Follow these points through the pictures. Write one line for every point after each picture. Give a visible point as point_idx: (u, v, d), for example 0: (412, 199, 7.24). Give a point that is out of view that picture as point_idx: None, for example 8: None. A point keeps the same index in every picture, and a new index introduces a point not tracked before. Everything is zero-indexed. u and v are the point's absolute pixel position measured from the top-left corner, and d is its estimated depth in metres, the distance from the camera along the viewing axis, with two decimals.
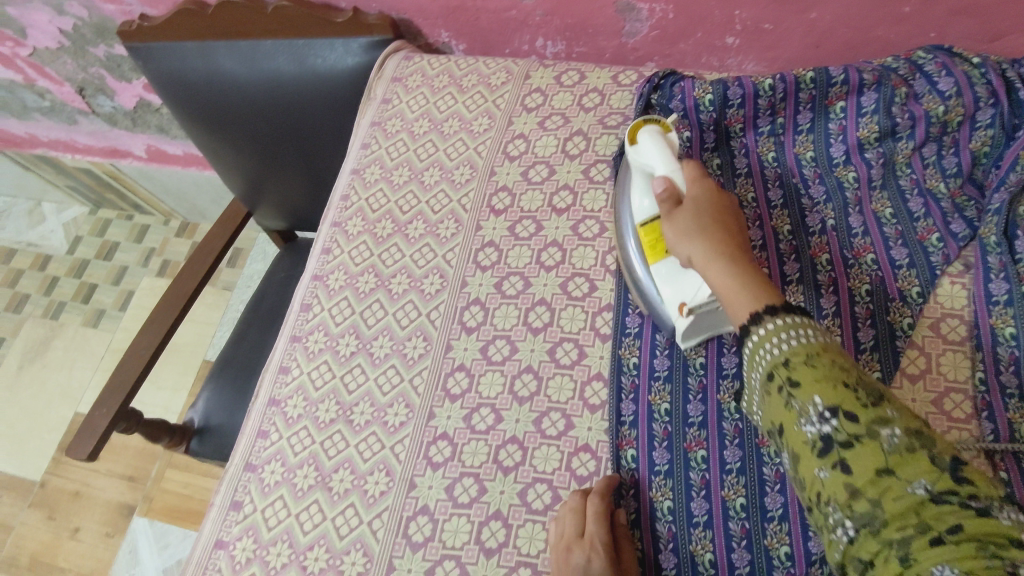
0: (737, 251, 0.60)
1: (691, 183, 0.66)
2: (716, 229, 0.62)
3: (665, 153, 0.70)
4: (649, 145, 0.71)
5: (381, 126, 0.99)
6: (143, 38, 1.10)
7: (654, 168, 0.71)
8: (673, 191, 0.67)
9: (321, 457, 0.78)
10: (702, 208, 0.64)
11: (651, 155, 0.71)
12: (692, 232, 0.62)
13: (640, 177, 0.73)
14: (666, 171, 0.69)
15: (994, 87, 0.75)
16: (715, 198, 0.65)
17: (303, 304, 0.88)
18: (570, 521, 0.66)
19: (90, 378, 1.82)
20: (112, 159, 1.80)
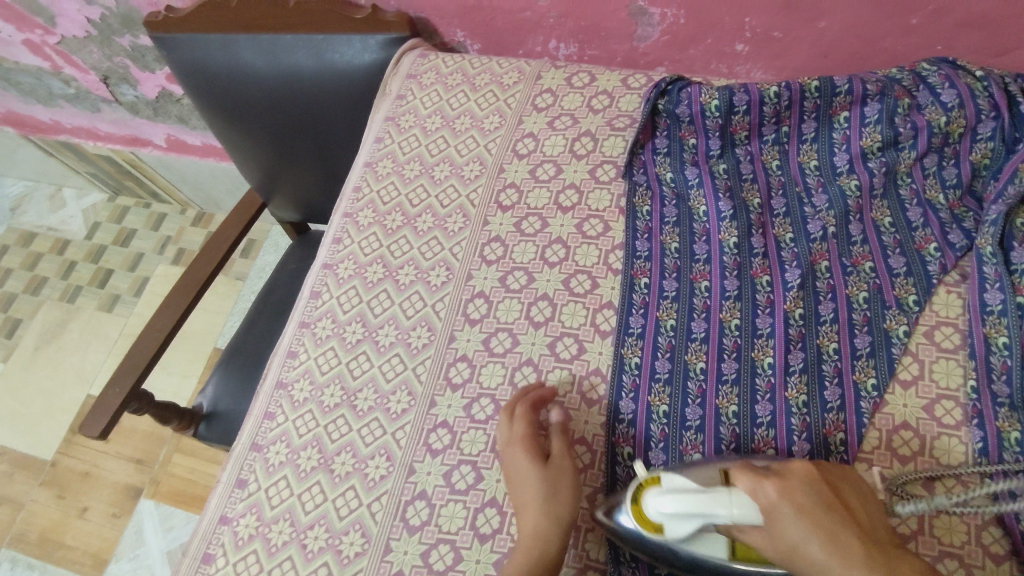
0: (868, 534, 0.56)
1: (783, 518, 0.55)
2: (855, 542, 0.55)
3: (716, 487, 0.57)
4: (670, 497, 0.58)
5: (395, 121, 1.01)
6: (168, 29, 1.13)
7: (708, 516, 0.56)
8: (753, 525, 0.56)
9: (324, 440, 0.80)
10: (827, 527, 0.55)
11: (691, 518, 0.57)
12: (848, 559, 0.53)
13: (676, 539, 0.59)
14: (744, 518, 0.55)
15: (996, 100, 0.77)
16: (822, 495, 0.57)
17: (312, 291, 0.91)
18: (501, 434, 0.73)
19: (104, 362, 1.86)
20: (133, 148, 1.84)
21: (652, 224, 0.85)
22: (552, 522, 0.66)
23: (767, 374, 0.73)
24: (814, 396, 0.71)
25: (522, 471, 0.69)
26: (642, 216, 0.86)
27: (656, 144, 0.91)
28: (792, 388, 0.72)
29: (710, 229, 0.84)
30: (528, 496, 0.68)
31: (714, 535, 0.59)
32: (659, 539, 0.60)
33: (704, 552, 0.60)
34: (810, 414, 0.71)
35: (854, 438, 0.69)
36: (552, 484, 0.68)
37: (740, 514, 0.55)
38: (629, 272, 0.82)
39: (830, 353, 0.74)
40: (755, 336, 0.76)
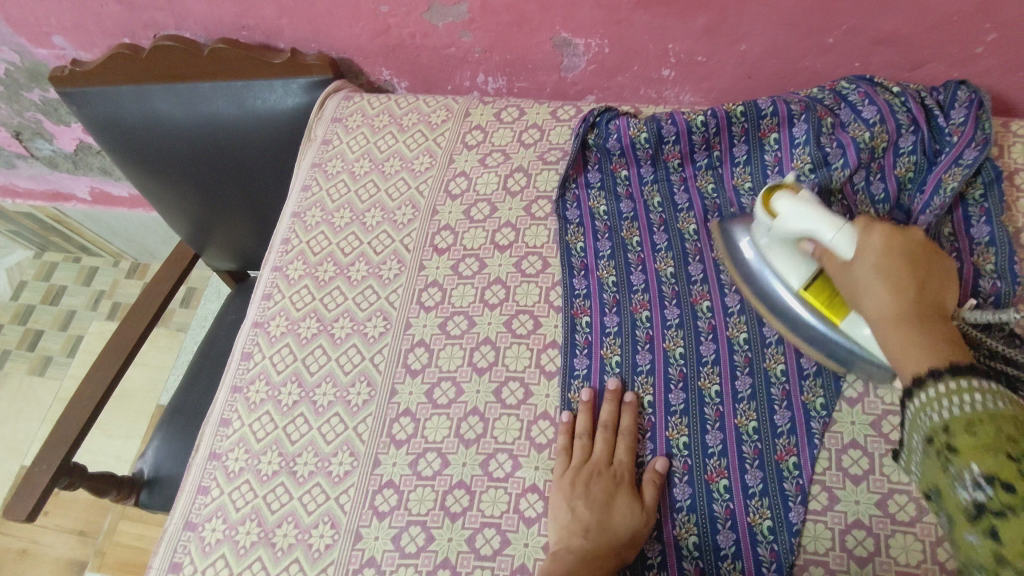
0: (919, 302, 0.59)
1: (863, 235, 0.62)
2: (906, 278, 0.59)
3: (824, 213, 0.64)
4: (798, 205, 0.66)
5: (322, 168, 0.98)
6: (76, 83, 1.07)
7: (815, 232, 0.65)
8: (841, 254, 0.63)
9: (264, 511, 0.75)
10: (896, 241, 0.61)
11: (801, 216, 0.65)
12: (879, 249, 0.61)
13: (782, 247, 0.71)
14: (838, 232, 0.63)
15: (914, 114, 0.80)
16: (897, 244, 0.61)
17: (244, 352, 0.87)
18: (599, 452, 0.72)
19: (37, 429, 1.75)
20: (55, 203, 1.76)
21: (587, 261, 0.84)
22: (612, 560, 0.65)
23: (715, 402, 0.73)
24: (764, 422, 0.71)
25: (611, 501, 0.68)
26: (576, 253, 0.85)
27: (589, 178, 0.90)
28: (741, 415, 0.72)
29: (645, 259, 0.83)
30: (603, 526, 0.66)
31: (809, 256, 0.69)
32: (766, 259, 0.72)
33: (796, 270, 0.70)
34: (761, 439, 0.70)
35: (808, 462, 0.69)
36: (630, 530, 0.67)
37: (835, 234, 0.63)
38: (569, 312, 0.81)
39: (778, 375, 0.73)
40: (701, 364, 0.75)
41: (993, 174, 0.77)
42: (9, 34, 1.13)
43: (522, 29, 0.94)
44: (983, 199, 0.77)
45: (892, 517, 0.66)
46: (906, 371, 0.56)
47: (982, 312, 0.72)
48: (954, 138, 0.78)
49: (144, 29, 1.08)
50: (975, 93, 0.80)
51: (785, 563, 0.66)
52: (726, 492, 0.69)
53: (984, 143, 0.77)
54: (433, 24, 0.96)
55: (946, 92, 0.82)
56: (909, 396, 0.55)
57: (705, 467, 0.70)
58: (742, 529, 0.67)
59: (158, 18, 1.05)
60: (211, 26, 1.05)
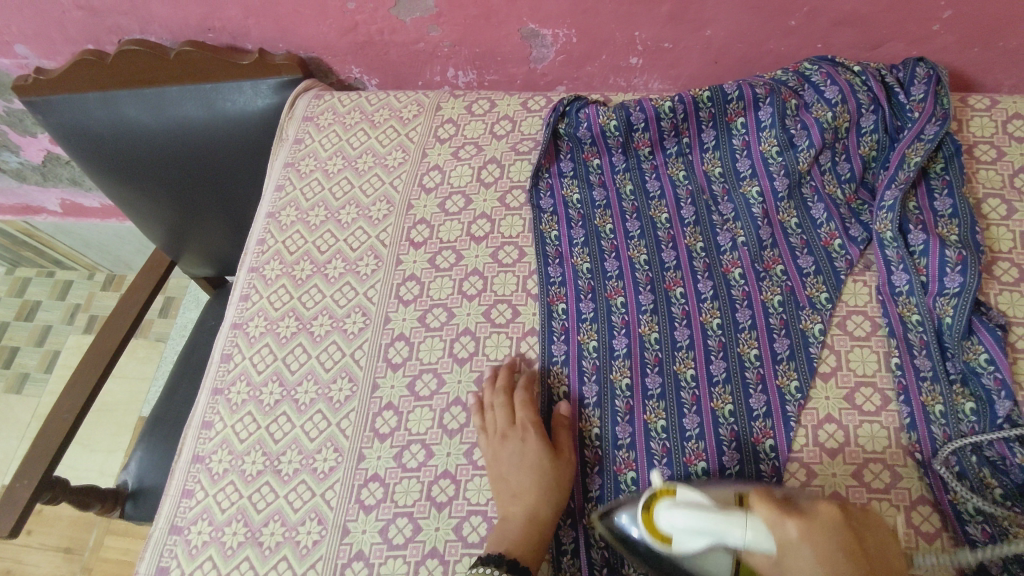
0: (874, 566, 0.47)
1: (786, 544, 0.47)
2: (852, 569, 0.46)
3: (720, 516, 0.50)
4: (685, 517, 0.52)
5: (295, 167, 0.98)
6: (40, 92, 1.06)
7: (721, 539, 0.50)
8: (765, 559, 0.49)
9: (250, 512, 0.75)
10: (817, 525, 0.47)
11: (696, 528, 0.51)
12: (835, 564, 0.46)
13: (685, 552, 0.53)
14: (749, 545, 0.49)
15: (875, 93, 0.81)
16: (842, 536, 0.47)
17: (223, 354, 0.86)
18: (500, 415, 0.73)
19: (16, 448, 1.73)
20: (25, 216, 1.73)
21: (562, 249, 0.85)
22: (549, 509, 0.68)
23: (691, 386, 0.74)
24: (740, 406, 0.73)
25: (528, 456, 0.70)
26: (551, 241, 0.86)
27: (561, 167, 0.91)
28: (716, 398, 0.73)
29: (618, 246, 0.84)
30: (529, 481, 0.69)
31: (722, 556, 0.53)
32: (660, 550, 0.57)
33: (712, 566, 0.54)
34: (737, 422, 0.72)
35: (784, 443, 0.70)
36: (554, 476, 0.70)
37: (748, 544, 0.49)
38: (546, 299, 0.81)
39: (752, 360, 0.75)
40: (676, 349, 0.76)
41: (953, 148, 0.79)
42: None
43: (490, 22, 0.95)
44: (945, 172, 0.79)
45: (867, 485, 0.68)
46: None
47: (948, 282, 0.73)
48: (916, 114, 0.80)
49: (109, 34, 1.07)
50: (934, 69, 0.81)
51: None
52: (704, 474, 0.70)
53: (944, 118, 0.79)
54: (400, 19, 0.96)
55: (906, 70, 0.83)
56: None
57: (683, 450, 0.71)
58: None
59: (122, 23, 1.04)
60: (177, 29, 1.04)
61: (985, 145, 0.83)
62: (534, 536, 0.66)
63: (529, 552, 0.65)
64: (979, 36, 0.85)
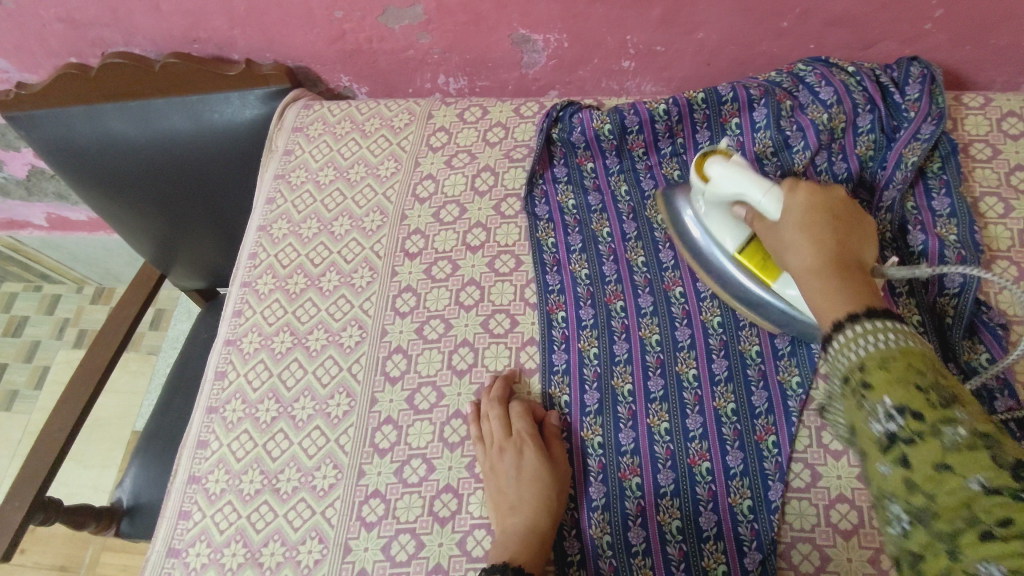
0: (835, 253, 0.59)
1: (786, 195, 0.64)
2: (819, 235, 0.60)
3: (751, 176, 0.66)
4: (730, 170, 0.67)
5: (285, 179, 0.97)
6: (23, 106, 1.04)
7: (744, 195, 0.66)
8: (771, 219, 0.65)
9: (249, 532, 0.74)
10: (817, 208, 0.62)
11: (736, 183, 0.67)
12: (805, 228, 0.61)
13: (719, 215, 0.72)
14: (767, 194, 0.64)
15: (870, 94, 0.81)
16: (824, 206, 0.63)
17: (218, 371, 0.85)
18: (496, 425, 0.73)
19: (8, 466, 1.70)
20: (11, 231, 1.70)
21: (559, 256, 0.84)
22: (547, 522, 0.68)
23: (693, 386, 0.74)
24: (743, 402, 0.72)
25: (525, 468, 0.70)
26: (548, 249, 0.85)
27: (556, 172, 0.90)
28: (719, 397, 0.73)
29: (615, 250, 0.84)
30: (528, 494, 0.69)
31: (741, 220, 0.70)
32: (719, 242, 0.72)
33: (726, 231, 0.71)
34: (740, 421, 0.71)
35: (786, 441, 0.69)
36: (553, 486, 0.70)
37: (765, 196, 0.65)
38: (544, 308, 0.81)
39: (755, 356, 0.74)
40: (677, 349, 0.76)
41: (949, 148, 0.80)
42: None
43: (480, 28, 0.94)
44: (942, 171, 0.79)
45: None
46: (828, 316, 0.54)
47: (948, 282, 0.73)
48: (911, 114, 0.80)
49: (91, 47, 1.05)
50: (928, 68, 0.82)
51: (766, 542, 0.66)
52: (708, 474, 0.70)
53: (940, 117, 0.79)
54: (389, 27, 0.95)
55: (900, 69, 0.84)
56: (829, 338, 0.52)
57: (687, 451, 0.71)
58: (724, 509, 0.68)
59: (105, 35, 1.02)
60: (161, 40, 1.02)
61: (981, 143, 0.83)
62: (535, 545, 0.66)
63: (532, 562, 0.64)
64: (971, 34, 0.85)
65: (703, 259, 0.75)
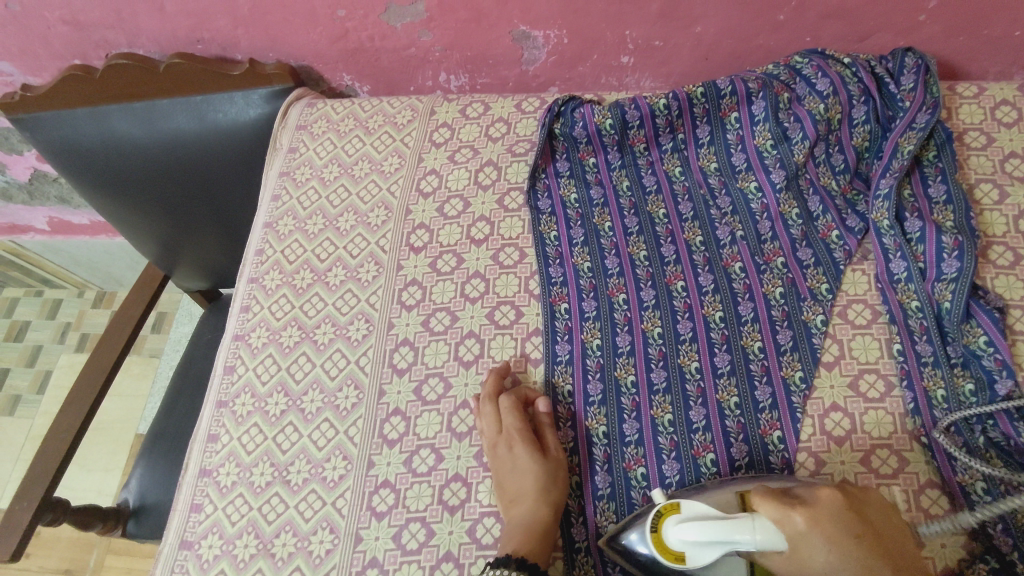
0: (873, 553, 0.52)
1: (785, 527, 0.53)
2: (859, 552, 0.52)
3: (726, 525, 0.56)
4: (698, 534, 0.56)
5: (290, 176, 0.98)
6: (28, 109, 1.05)
7: (734, 541, 0.55)
8: (777, 551, 0.54)
9: (260, 523, 0.75)
10: (822, 515, 0.53)
11: (706, 550, 0.57)
12: (843, 542, 0.52)
13: (698, 563, 0.58)
14: (758, 543, 0.54)
15: (866, 85, 0.82)
16: (834, 513, 0.53)
17: (226, 366, 0.86)
18: (488, 424, 0.74)
19: (11, 471, 1.70)
20: (12, 235, 1.71)
21: (562, 249, 0.85)
22: (550, 505, 0.69)
23: (696, 379, 0.74)
24: (746, 397, 0.73)
25: (519, 460, 0.71)
26: (551, 242, 0.86)
27: (558, 167, 0.92)
28: (722, 390, 0.73)
29: (617, 243, 0.85)
30: (525, 483, 0.69)
31: (736, 561, 0.59)
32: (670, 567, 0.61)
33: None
34: (744, 415, 0.72)
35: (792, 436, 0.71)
36: (547, 474, 0.70)
37: (757, 538, 0.54)
38: (548, 299, 0.82)
39: (756, 352, 0.75)
40: (679, 342, 0.77)
41: (943, 136, 0.81)
42: None
43: (481, 25, 0.95)
44: (938, 159, 0.80)
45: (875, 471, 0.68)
46: None
47: (946, 267, 0.74)
48: (907, 104, 0.81)
49: (96, 49, 1.06)
50: (922, 59, 0.83)
51: None
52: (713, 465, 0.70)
53: (934, 107, 0.80)
54: (390, 25, 0.96)
55: (895, 61, 0.85)
56: None
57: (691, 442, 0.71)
58: None
59: (109, 37, 1.03)
60: (165, 41, 1.03)
61: (975, 132, 0.85)
62: (537, 533, 0.66)
63: (535, 550, 0.64)
64: (964, 25, 0.86)
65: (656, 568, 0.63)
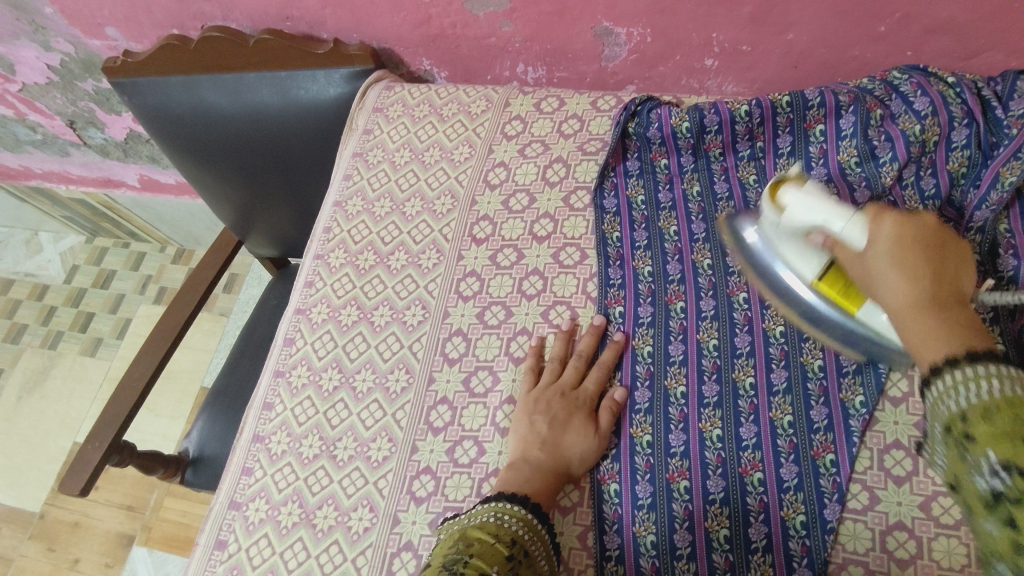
0: (937, 288, 0.52)
1: (874, 228, 0.58)
2: (918, 262, 0.54)
3: (831, 204, 0.63)
4: (804, 197, 0.65)
5: (363, 157, 1.00)
6: (127, 74, 1.11)
7: (824, 222, 0.63)
8: (855, 245, 0.60)
9: (305, 493, 0.77)
10: (909, 232, 0.56)
11: (812, 208, 0.64)
12: (890, 265, 0.55)
13: (794, 243, 0.68)
14: (842, 227, 0.61)
15: (968, 107, 0.76)
16: (919, 237, 0.56)
17: (287, 338, 0.89)
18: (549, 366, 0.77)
19: (89, 408, 1.82)
20: (106, 189, 1.81)
21: (623, 250, 0.84)
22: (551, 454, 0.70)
23: (750, 395, 0.72)
24: (800, 416, 0.70)
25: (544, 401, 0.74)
26: (613, 242, 0.84)
27: (628, 166, 0.90)
28: (776, 409, 0.71)
29: (681, 249, 0.83)
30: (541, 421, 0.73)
31: (818, 247, 0.66)
32: (773, 250, 0.72)
33: (798, 266, 0.69)
34: (796, 434, 0.69)
35: (846, 460, 0.67)
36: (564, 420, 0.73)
37: (843, 222, 0.61)
38: (603, 302, 0.81)
39: (816, 371, 0.72)
40: (735, 357, 0.74)
41: None
42: (64, 25, 1.17)
43: (564, 19, 0.94)
44: None
45: (935, 519, 0.64)
46: (924, 356, 0.50)
47: None
48: (1014, 130, 0.74)
49: (192, 19, 1.11)
50: None
51: (817, 560, 0.65)
52: (760, 485, 0.68)
53: None
54: (473, 13, 0.96)
55: (1004, 83, 0.78)
56: (925, 387, 0.48)
57: (739, 460, 0.69)
58: (775, 522, 0.67)
59: (206, 9, 1.07)
60: (257, 16, 1.07)
61: None
62: (536, 476, 0.69)
63: (530, 488, 0.67)
64: None
65: (759, 264, 0.75)
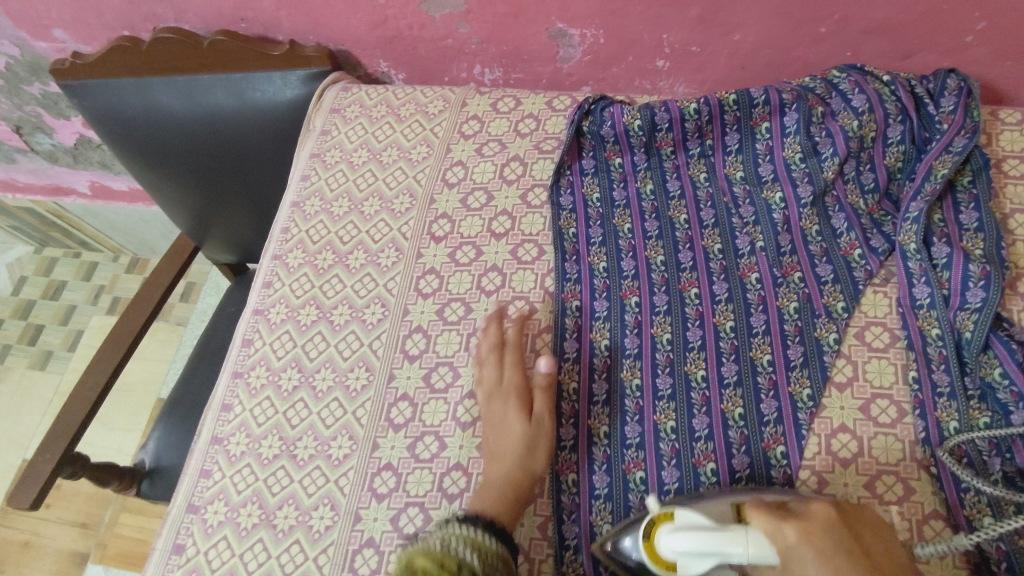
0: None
1: (778, 544, 0.50)
2: (856, 559, 0.48)
3: (717, 535, 0.52)
4: (686, 546, 0.54)
5: (320, 158, 0.99)
6: (76, 76, 1.08)
7: (722, 555, 0.52)
8: (767, 566, 0.51)
9: (265, 494, 0.77)
10: (819, 545, 0.49)
11: (697, 560, 0.54)
12: (840, 571, 0.47)
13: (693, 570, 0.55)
14: (753, 556, 0.51)
15: (902, 105, 0.81)
16: (826, 532, 0.50)
17: (244, 340, 0.88)
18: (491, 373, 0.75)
19: (39, 423, 1.76)
20: (55, 197, 1.77)
21: (579, 246, 0.86)
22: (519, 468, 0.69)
23: (702, 387, 0.74)
24: (750, 410, 0.72)
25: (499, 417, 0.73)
26: (569, 238, 0.86)
27: (583, 165, 0.92)
28: (727, 400, 0.73)
29: (635, 245, 0.85)
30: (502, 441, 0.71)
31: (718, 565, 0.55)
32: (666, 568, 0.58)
33: None
34: (747, 425, 0.72)
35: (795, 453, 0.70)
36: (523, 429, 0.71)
37: (748, 551, 0.51)
38: (561, 296, 0.82)
39: (765, 365, 0.74)
40: (688, 349, 0.76)
41: (981, 162, 0.79)
42: (9, 26, 1.14)
43: (518, 21, 0.95)
44: (972, 185, 0.78)
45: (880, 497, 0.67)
46: None
47: (970, 297, 0.72)
48: (944, 126, 0.79)
49: (144, 21, 1.09)
50: (964, 82, 0.81)
51: None
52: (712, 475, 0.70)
53: (973, 131, 0.79)
54: (429, 15, 0.97)
55: (936, 80, 0.83)
56: None
57: (692, 450, 0.71)
58: None
59: (159, 10, 1.06)
60: (211, 18, 1.06)
61: (1015, 160, 0.83)
62: (506, 496, 0.67)
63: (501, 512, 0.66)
64: (1013, 50, 0.84)
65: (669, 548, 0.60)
